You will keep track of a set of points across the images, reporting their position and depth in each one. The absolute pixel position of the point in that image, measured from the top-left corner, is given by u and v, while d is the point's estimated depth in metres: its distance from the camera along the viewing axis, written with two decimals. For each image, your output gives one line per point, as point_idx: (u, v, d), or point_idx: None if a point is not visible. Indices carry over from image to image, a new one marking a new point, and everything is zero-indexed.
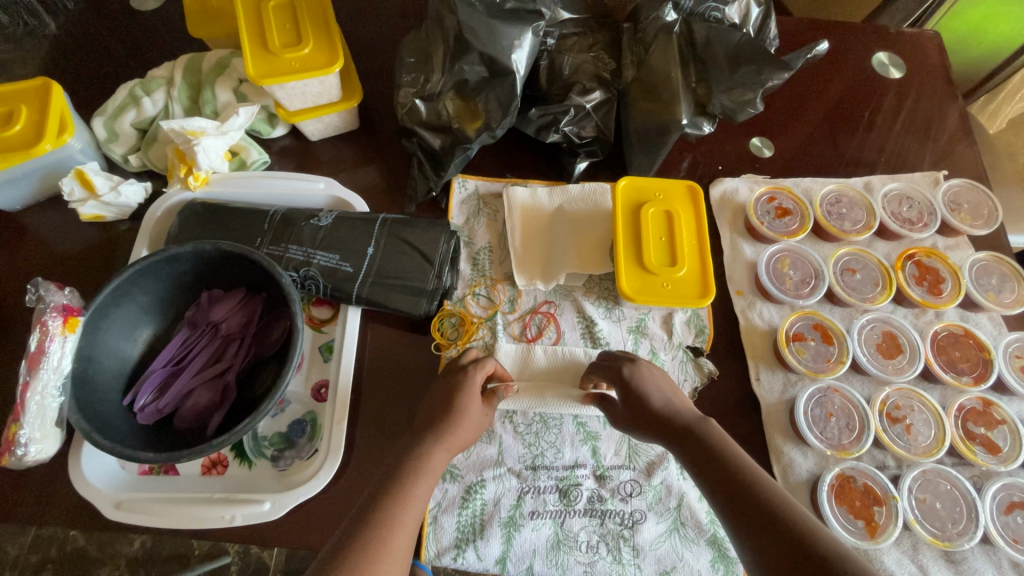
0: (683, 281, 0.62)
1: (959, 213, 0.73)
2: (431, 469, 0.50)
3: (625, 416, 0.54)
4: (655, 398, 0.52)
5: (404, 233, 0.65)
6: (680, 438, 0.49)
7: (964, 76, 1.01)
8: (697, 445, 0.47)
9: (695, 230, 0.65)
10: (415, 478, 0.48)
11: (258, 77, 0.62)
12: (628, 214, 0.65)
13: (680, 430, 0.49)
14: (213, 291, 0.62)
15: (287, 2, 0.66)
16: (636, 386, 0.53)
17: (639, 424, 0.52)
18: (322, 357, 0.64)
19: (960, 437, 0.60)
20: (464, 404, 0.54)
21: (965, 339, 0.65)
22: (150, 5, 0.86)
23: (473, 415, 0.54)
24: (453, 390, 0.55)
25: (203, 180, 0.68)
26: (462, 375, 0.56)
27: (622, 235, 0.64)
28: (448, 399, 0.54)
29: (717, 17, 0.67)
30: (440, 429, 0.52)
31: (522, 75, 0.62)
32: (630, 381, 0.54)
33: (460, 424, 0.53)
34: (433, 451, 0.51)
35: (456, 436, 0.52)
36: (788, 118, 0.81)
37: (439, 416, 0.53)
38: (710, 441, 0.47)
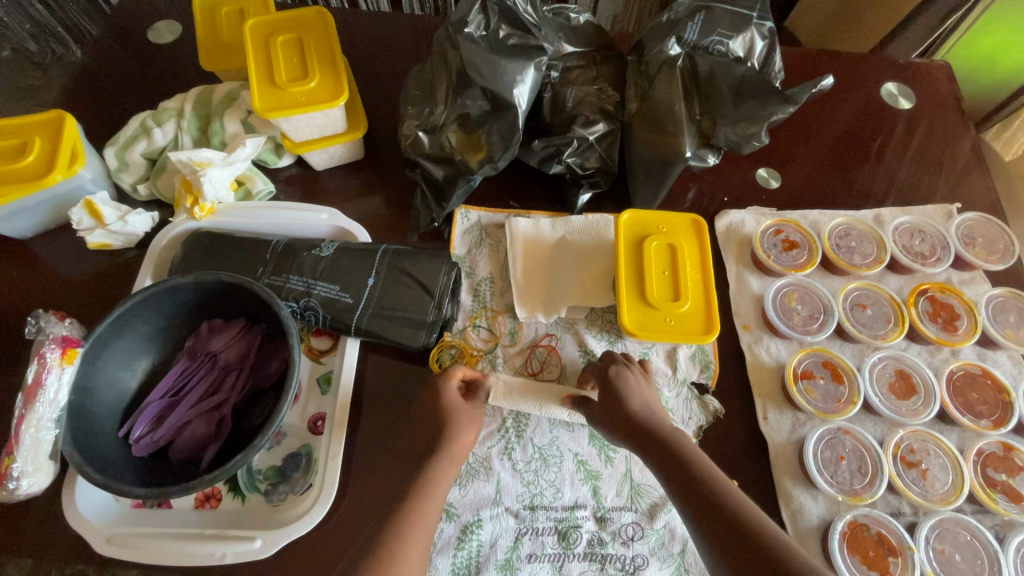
0: (688, 316, 0.61)
1: (973, 246, 0.70)
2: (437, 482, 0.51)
3: (601, 418, 0.55)
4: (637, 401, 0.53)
5: (405, 264, 0.65)
6: (654, 453, 0.49)
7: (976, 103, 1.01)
8: (670, 461, 0.48)
9: (699, 262, 0.64)
10: (412, 519, 0.48)
11: (264, 110, 0.63)
12: (630, 247, 0.64)
13: (653, 444, 0.49)
14: (214, 321, 0.62)
15: (296, 36, 0.68)
16: (619, 393, 0.54)
17: (613, 428, 0.53)
18: (320, 389, 0.63)
19: (979, 484, 0.57)
20: (461, 429, 0.54)
21: (983, 380, 0.62)
22: (167, 38, 0.89)
23: (466, 418, 0.55)
24: (441, 410, 0.55)
25: (209, 210, 0.68)
26: (436, 389, 0.57)
27: (624, 264, 0.63)
28: (438, 419, 0.55)
29: (721, 50, 0.67)
30: (438, 454, 0.52)
31: (524, 109, 0.62)
32: (615, 387, 0.55)
33: (458, 440, 0.53)
34: (438, 462, 0.52)
35: (455, 448, 0.53)
36: (794, 149, 0.80)
37: (438, 430, 0.54)
38: (682, 456, 0.48)
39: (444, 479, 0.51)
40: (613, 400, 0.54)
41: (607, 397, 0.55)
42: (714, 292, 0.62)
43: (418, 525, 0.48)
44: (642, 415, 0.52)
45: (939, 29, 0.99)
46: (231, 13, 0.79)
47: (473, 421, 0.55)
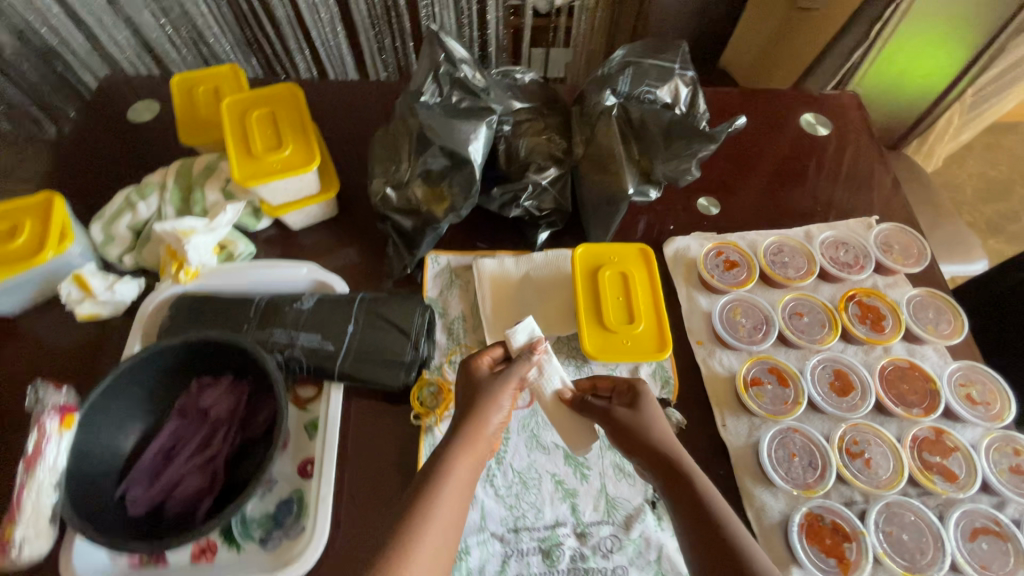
0: (643, 336, 0.67)
1: (891, 253, 0.79)
2: (455, 477, 0.50)
3: (621, 439, 0.57)
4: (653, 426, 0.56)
5: (381, 309, 0.70)
6: (679, 494, 0.52)
7: (909, 111, 1.22)
8: (694, 508, 0.50)
9: (649, 288, 0.70)
10: (428, 503, 0.48)
11: (243, 179, 0.69)
12: (586, 278, 0.70)
13: (679, 486, 0.52)
14: (202, 379, 0.65)
15: (269, 111, 0.74)
16: (647, 421, 0.56)
17: (637, 452, 0.56)
18: (308, 435, 0.66)
19: (918, 468, 0.63)
20: (483, 413, 0.54)
21: (912, 372, 0.69)
22: (145, 117, 0.95)
23: (490, 397, 0.56)
24: (471, 390, 0.57)
25: (193, 274, 0.73)
26: (469, 371, 0.58)
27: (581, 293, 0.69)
28: (468, 402, 0.55)
29: (650, 98, 0.76)
30: (458, 439, 0.52)
31: (479, 163, 0.69)
32: (643, 412, 0.57)
33: (479, 428, 0.53)
34: (456, 452, 0.51)
35: (474, 434, 0.53)
36: (729, 178, 0.89)
37: (466, 410, 0.55)
38: (706, 504, 0.50)
39: (462, 466, 0.51)
40: (630, 423, 0.57)
41: (632, 417, 0.57)
42: (662, 314, 0.68)
43: (428, 519, 0.47)
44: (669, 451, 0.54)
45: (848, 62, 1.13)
46: (207, 91, 0.86)
47: (506, 397, 0.56)
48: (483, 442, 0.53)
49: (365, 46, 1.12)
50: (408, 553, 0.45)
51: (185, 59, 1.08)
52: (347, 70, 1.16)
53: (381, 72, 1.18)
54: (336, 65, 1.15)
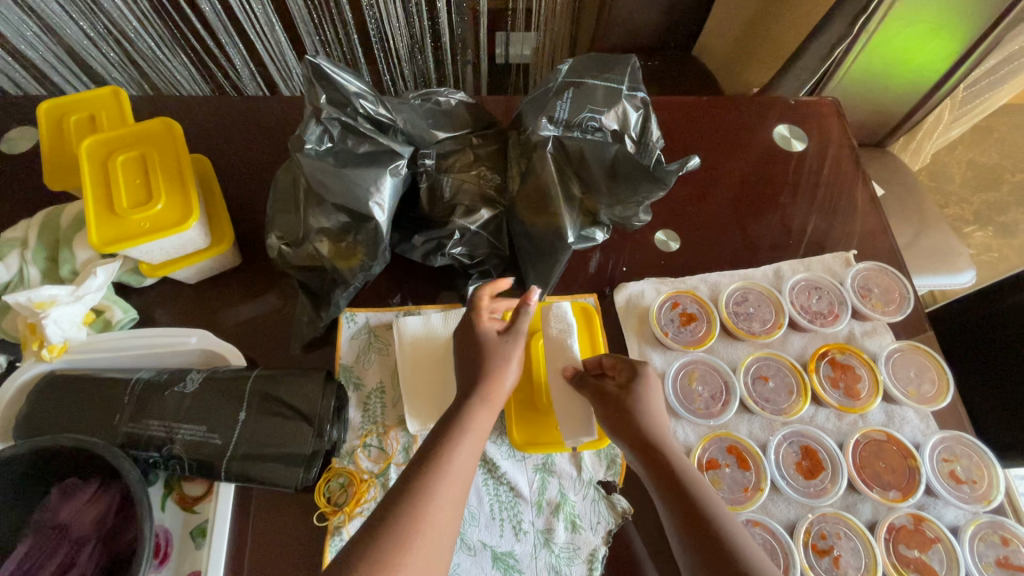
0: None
1: (870, 298, 0.70)
2: (475, 428, 0.49)
3: (612, 416, 0.54)
4: (649, 410, 0.54)
5: (277, 389, 0.60)
6: (663, 479, 0.49)
7: (894, 109, 1.12)
8: (681, 490, 0.47)
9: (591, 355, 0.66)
10: (440, 465, 0.45)
11: (102, 244, 0.58)
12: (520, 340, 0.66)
13: (661, 466, 0.49)
14: (65, 483, 0.55)
15: (138, 154, 0.62)
16: (642, 402, 0.54)
17: (625, 434, 0.53)
18: (194, 543, 0.57)
19: (892, 564, 0.55)
20: (497, 372, 0.54)
21: (889, 446, 0.61)
22: (22, 145, 0.82)
23: (499, 355, 0.55)
24: (479, 351, 0.55)
25: (60, 349, 0.62)
26: (473, 328, 0.57)
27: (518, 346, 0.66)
28: (479, 364, 0.54)
29: (595, 126, 0.65)
30: (475, 394, 0.52)
31: (387, 218, 0.58)
32: (639, 392, 0.55)
33: (496, 383, 0.53)
34: (474, 404, 0.51)
35: (491, 394, 0.52)
36: (693, 206, 0.79)
37: (479, 372, 0.54)
38: (694, 487, 0.47)
39: (482, 421, 0.50)
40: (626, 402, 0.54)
41: (628, 397, 0.54)
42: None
43: (445, 473, 0.45)
44: (657, 433, 0.52)
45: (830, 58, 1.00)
46: (81, 121, 0.73)
47: (517, 361, 0.56)
48: (499, 398, 0.53)
49: (304, 39, 0.97)
50: (417, 515, 0.42)
51: (109, 58, 0.93)
52: (288, 63, 0.99)
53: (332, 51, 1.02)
54: (276, 59, 0.99)
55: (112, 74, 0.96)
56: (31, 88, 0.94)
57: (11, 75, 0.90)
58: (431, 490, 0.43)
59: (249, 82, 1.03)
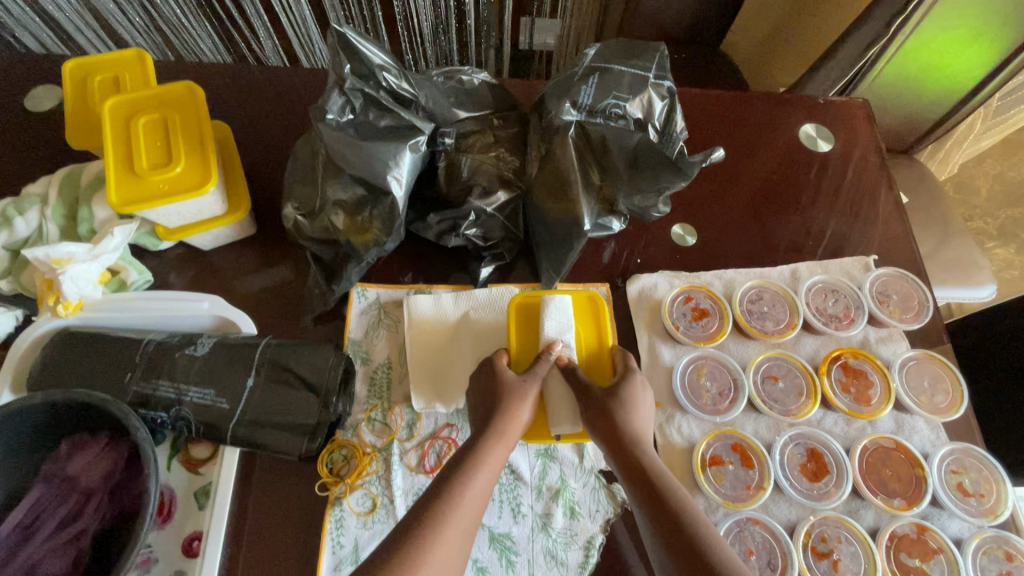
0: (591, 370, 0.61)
1: (888, 304, 0.69)
2: (491, 460, 0.49)
3: (593, 416, 0.53)
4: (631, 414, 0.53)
5: (287, 359, 0.60)
6: (639, 482, 0.48)
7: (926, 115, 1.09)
8: (657, 495, 0.47)
9: (596, 347, 0.62)
10: (456, 496, 0.45)
11: (121, 204, 0.58)
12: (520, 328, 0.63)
13: (636, 468, 0.49)
14: (75, 437, 0.57)
15: (160, 116, 0.62)
16: (625, 404, 0.54)
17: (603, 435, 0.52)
18: (198, 504, 0.58)
19: (892, 572, 0.55)
20: (512, 409, 0.53)
21: (897, 454, 0.60)
22: (46, 105, 0.83)
23: (518, 390, 0.55)
24: (497, 387, 0.55)
25: (75, 307, 0.63)
26: (492, 370, 0.57)
27: (517, 334, 0.63)
28: (497, 399, 0.54)
29: (618, 113, 0.63)
30: (493, 426, 0.51)
31: (403, 194, 0.57)
32: (622, 394, 0.54)
33: (513, 418, 0.52)
34: (493, 438, 0.50)
35: (505, 429, 0.51)
36: (712, 202, 0.78)
37: (496, 406, 0.53)
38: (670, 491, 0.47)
39: (495, 455, 0.49)
40: (608, 404, 0.53)
41: (611, 397, 0.54)
42: (610, 361, 0.61)
43: (460, 505, 0.44)
44: (636, 434, 0.51)
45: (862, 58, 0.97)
46: (105, 82, 0.73)
47: (533, 397, 0.55)
48: (515, 433, 0.52)
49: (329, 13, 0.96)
50: (431, 542, 0.41)
51: (133, 21, 0.93)
52: (311, 35, 0.98)
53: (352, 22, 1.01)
54: (300, 33, 0.99)
55: (135, 38, 0.96)
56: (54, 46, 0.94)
57: (35, 33, 0.90)
58: (447, 519, 0.43)
59: (271, 55, 1.02)
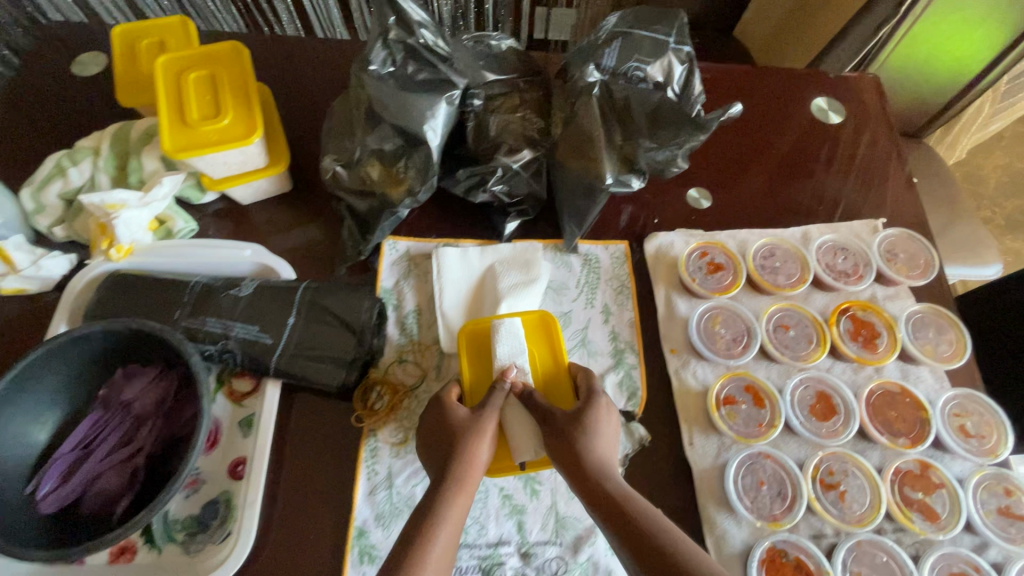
0: (549, 392, 0.61)
1: (895, 262, 0.72)
2: (451, 516, 0.49)
3: (557, 447, 0.53)
4: (593, 441, 0.52)
5: (326, 301, 0.64)
6: (610, 511, 0.48)
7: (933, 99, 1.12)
8: (627, 523, 0.47)
9: (552, 367, 0.62)
10: (421, 554, 0.46)
11: (174, 150, 0.62)
12: (473, 355, 0.63)
13: (603, 498, 0.49)
14: (129, 367, 0.61)
15: (209, 72, 0.66)
16: (590, 430, 0.53)
17: (569, 468, 0.52)
18: (241, 432, 0.62)
19: (897, 503, 0.58)
20: (470, 453, 0.53)
21: (902, 398, 0.63)
22: (91, 70, 0.87)
23: (473, 431, 0.54)
24: (452, 432, 0.55)
25: (126, 251, 0.67)
26: (445, 408, 0.57)
27: (470, 364, 0.63)
28: (452, 444, 0.54)
29: (640, 76, 0.68)
30: (449, 479, 0.51)
31: (438, 144, 0.61)
32: (584, 420, 0.54)
33: (469, 465, 0.52)
34: (449, 490, 0.50)
35: (463, 477, 0.51)
36: (726, 167, 0.81)
37: (452, 453, 0.53)
38: (641, 517, 0.47)
39: (458, 504, 0.50)
40: (569, 436, 0.53)
41: (573, 426, 0.53)
42: (568, 382, 0.61)
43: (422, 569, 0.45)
44: (600, 462, 0.51)
45: (873, 39, 1.01)
46: (151, 45, 0.77)
47: (489, 436, 0.55)
48: (474, 478, 0.52)
49: None
50: None
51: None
52: (333, 22, 1.05)
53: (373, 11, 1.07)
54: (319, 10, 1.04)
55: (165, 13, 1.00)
56: (74, 15, 0.96)
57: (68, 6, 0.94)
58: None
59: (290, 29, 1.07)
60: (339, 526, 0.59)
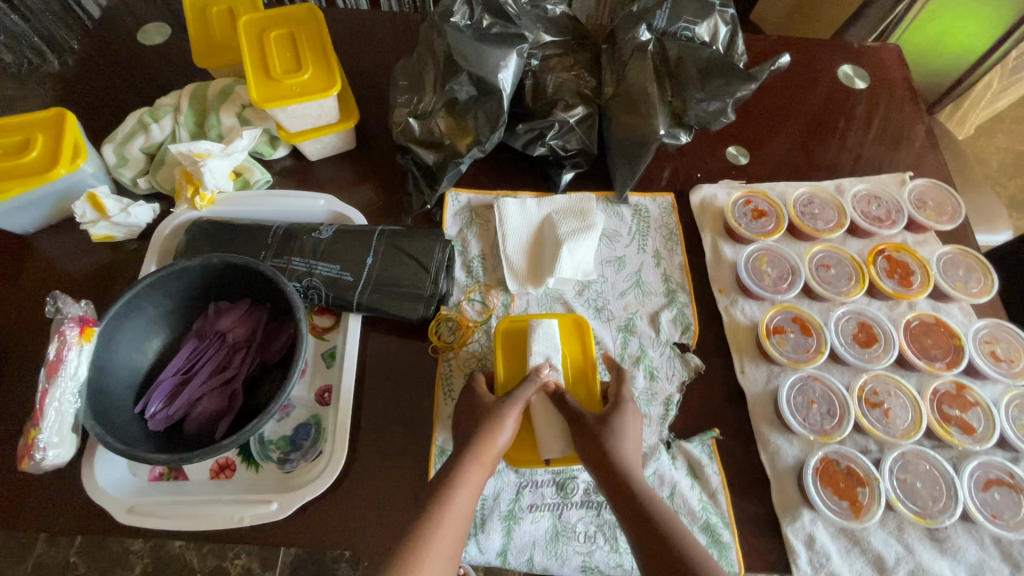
0: (579, 396, 0.62)
1: (924, 210, 0.77)
2: (469, 484, 0.51)
3: (584, 446, 0.54)
4: (619, 441, 0.54)
5: (401, 243, 0.69)
6: (629, 508, 0.49)
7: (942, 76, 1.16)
8: (644, 520, 0.47)
9: (583, 372, 0.64)
10: (438, 515, 0.48)
11: (261, 100, 0.66)
12: (507, 351, 0.66)
13: (623, 494, 0.50)
14: (220, 303, 0.65)
15: (288, 31, 0.71)
16: (617, 434, 0.54)
17: (593, 464, 0.53)
18: (325, 363, 0.67)
19: (936, 420, 0.63)
20: (495, 431, 0.55)
21: (937, 327, 0.68)
22: (155, 40, 0.92)
23: (501, 415, 0.56)
24: (480, 414, 0.57)
25: (209, 200, 0.71)
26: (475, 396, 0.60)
27: (503, 361, 0.65)
28: (479, 423, 0.56)
29: (688, 36, 0.73)
30: (471, 452, 0.53)
31: (509, 93, 0.67)
32: (612, 422, 0.55)
33: (493, 443, 0.54)
34: (469, 464, 0.52)
35: (478, 455, 0.53)
36: (762, 127, 0.86)
37: (477, 430, 0.55)
38: (659, 518, 0.47)
39: (471, 480, 0.51)
40: (596, 433, 0.54)
41: (600, 425, 0.55)
42: (598, 389, 0.62)
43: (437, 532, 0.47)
44: (623, 462, 0.52)
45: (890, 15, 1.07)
46: (221, 12, 0.81)
47: (515, 421, 0.57)
48: (494, 457, 0.54)
49: None
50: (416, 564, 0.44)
51: None
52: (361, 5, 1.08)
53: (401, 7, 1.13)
54: None
55: None
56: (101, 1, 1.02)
57: None
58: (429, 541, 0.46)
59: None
60: (420, 449, 0.63)
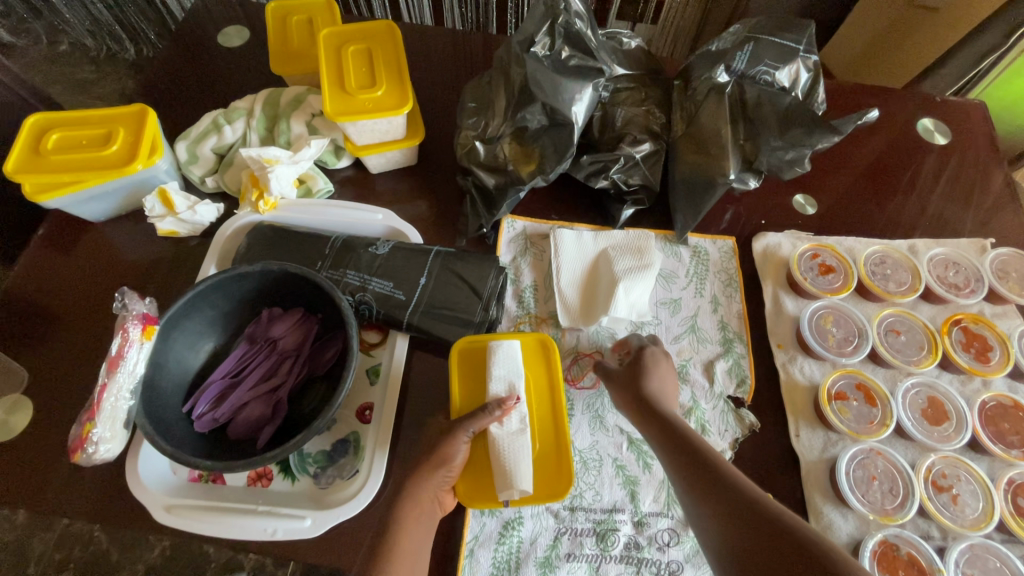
0: (544, 425, 0.61)
1: (1007, 281, 0.72)
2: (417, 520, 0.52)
3: (615, 385, 0.60)
4: (650, 377, 0.59)
5: (456, 266, 0.68)
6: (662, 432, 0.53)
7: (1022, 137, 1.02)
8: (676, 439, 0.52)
9: (544, 395, 0.62)
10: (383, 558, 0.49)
11: (334, 114, 0.67)
12: (466, 372, 0.63)
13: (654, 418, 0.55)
14: (273, 311, 0.65)
15: (366, 47, 0.72)
16: (641, 368, 0.60)
17: (625, 399, 0.59)
18: (368, 379, 0.66)
19: (1010, 512, 0.59)
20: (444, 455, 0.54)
21: (1015, 411, 0.64)
22: (234, 42, 0.94)
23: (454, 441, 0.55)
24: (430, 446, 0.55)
25: (271, 205, 0.72)
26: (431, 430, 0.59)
27: (459, 383, 0.63)
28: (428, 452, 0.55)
29: (767, 80, 0.70)
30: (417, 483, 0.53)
31: (579, 126, 0.66)
32: (640, 362, 0.60)
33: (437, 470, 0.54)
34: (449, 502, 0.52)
35: (420, 490, 0.53)
36: (831, 176, 0.83)
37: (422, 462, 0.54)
38: (690, 439, 0.52)
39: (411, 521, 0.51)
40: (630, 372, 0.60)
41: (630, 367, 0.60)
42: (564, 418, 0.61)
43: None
44: (652, 393, 0.57)
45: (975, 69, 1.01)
46: (300, 22, 0.83)
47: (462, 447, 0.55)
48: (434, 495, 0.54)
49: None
50: None
51: None
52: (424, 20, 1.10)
53: (462, 25, 1.13)
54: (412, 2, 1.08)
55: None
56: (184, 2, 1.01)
57: None
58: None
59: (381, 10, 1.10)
60: None
